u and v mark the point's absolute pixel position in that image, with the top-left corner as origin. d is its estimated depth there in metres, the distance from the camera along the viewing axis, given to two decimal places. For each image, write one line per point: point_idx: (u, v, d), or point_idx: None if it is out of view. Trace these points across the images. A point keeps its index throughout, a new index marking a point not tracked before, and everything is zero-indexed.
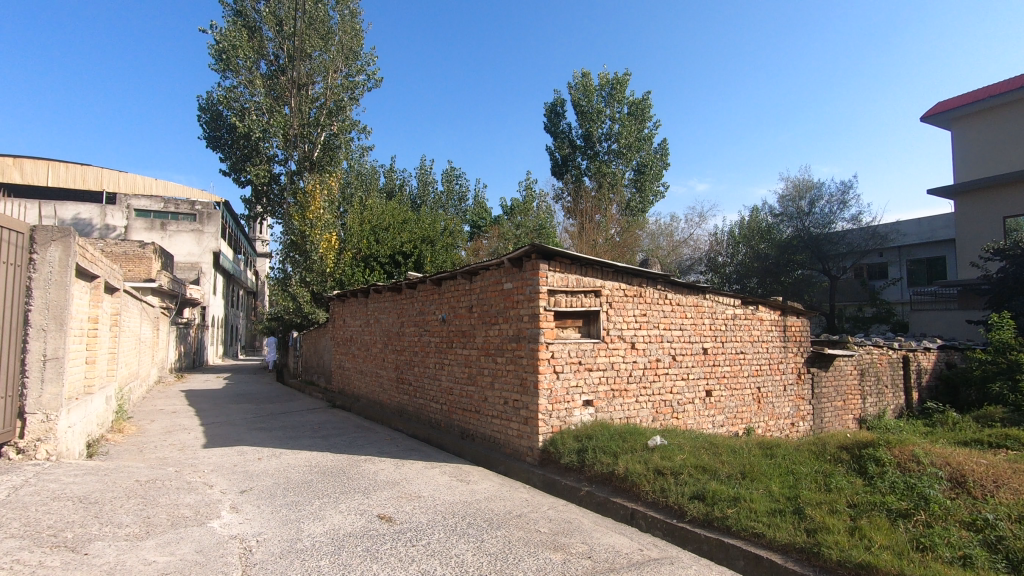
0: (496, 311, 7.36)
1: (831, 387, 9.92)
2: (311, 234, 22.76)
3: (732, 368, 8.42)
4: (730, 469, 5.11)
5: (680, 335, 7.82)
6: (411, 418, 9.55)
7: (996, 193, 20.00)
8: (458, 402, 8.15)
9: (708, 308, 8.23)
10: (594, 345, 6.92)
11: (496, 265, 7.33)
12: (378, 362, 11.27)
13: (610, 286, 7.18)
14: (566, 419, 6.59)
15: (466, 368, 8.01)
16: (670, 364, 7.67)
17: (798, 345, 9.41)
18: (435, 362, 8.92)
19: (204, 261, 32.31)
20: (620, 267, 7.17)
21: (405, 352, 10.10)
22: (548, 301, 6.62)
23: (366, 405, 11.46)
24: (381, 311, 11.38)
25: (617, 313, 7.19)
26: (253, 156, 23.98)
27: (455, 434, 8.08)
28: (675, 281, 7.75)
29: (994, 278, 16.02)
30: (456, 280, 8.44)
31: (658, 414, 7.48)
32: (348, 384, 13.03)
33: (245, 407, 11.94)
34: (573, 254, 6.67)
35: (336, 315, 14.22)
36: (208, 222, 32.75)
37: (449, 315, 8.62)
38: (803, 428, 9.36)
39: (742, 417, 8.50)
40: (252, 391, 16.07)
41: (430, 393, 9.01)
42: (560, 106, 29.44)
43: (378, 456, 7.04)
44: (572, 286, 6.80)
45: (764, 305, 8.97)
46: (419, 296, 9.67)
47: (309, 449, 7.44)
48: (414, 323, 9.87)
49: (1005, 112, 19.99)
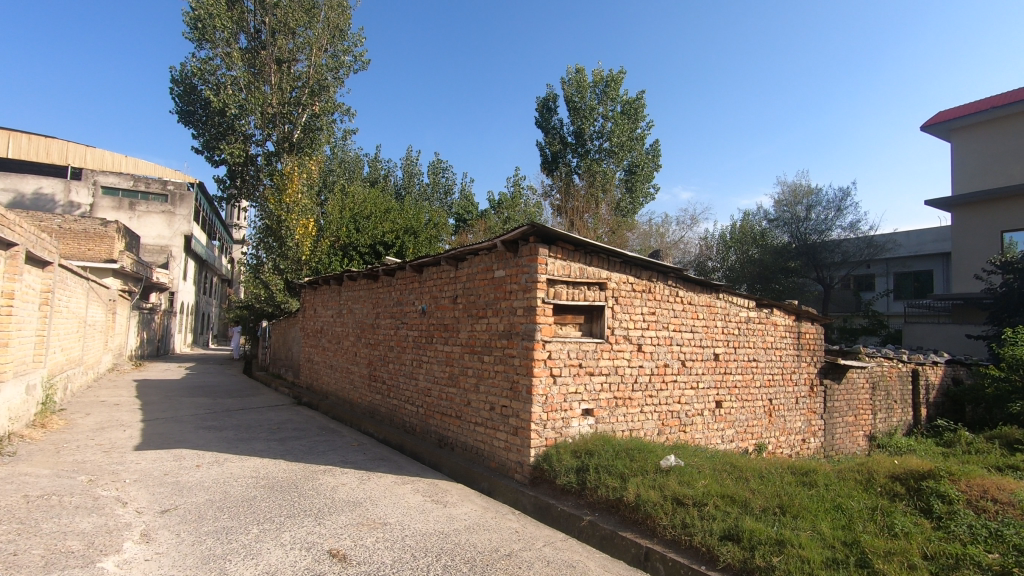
0: (484, 303, 6.38)
1: (844, 401, 9.14)
2: (287, 219, 21.50)
3: (744, 377, 7.57)
4: (766, 501, 4.21)
5: (690, 338, 6.94)
6: (383, 420, 8.53)
7: (995, 207, 19.61)
8: (436, 405, 7.17)
9: (721, 310, 7.35)
10: (597, 346, 5.99)
11: (486, 250, 6.36)
12: (350, 357, 10.22)
13: (617, 279, 6.25)
14: (563, 430, 5.66)
15: (446, 367, 7.04)
16: (679, 371, 6.77)
17: (812, 355, 8.60)
18: (413, 360, 7.91)
19: (175, 244, 30.87)
20: (629, 259, 6.26)
21: (379, 347, 9.08)
22: (546, 292, 5.67)
23: (335, 403, 10.40)
24: (355, 301, 10.31)
25: (623, 309, 6.27)
26: (228, 135, 22.62)
27: (432, 443, 7.09)
28: (688, 277, 6.87)
29: (998, 292, 15.53)
30: (439, 267, 7.46)
31: (665, 427, 6.58)
32: (316, 380, 11.94)
33: (198, 401, 10.77)
34: (577, 238, 5.73)
35: (308, 304, 13.10)
36: (180, 203, 31.20)
37: (430, 307, 7.63)
38: (814, 446, 8.55)
39: (752, 432, 7.63)
40: (213, 383, 14.85)
41: (406, 393, 7.99)
42: (553, 102, 28.56)
43: (340, 467, 6.01)
44: (574, 277, 5.85)
45: (779, 308, 8.14)
46: (398, 285, 8.66)
47: (260, 456, 6.38)
48: (390, 314, 8.86)
49: (1007, 124, 19.57)
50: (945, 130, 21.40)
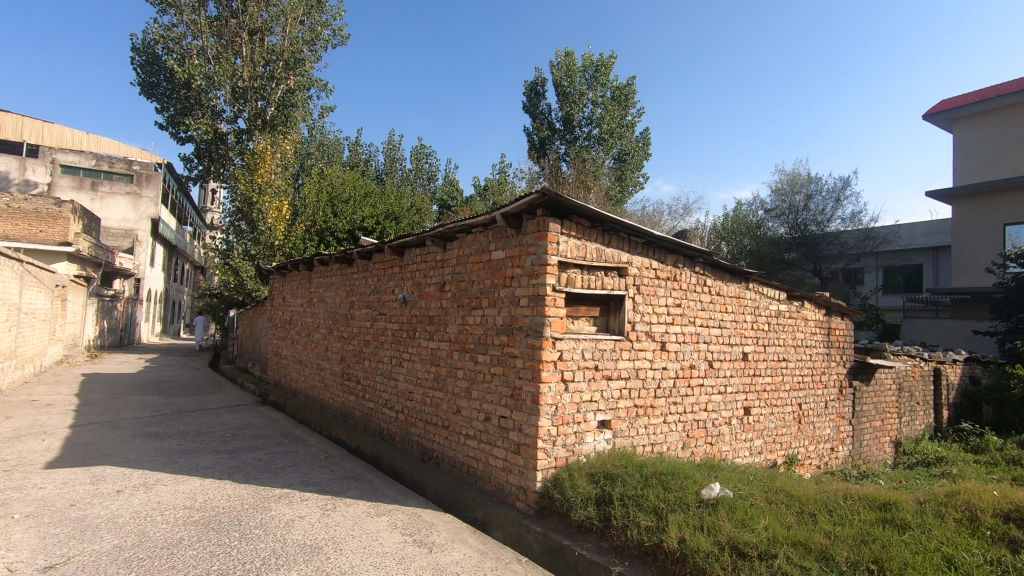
0: (479, 291, 5.28)
1: (872, 404, 8.27)
2: (259, 201, 20.03)
3: (774, 379, 6.60)
4: (857, 554, 3.19)
5: (718, 335, 5.94)
6: (357, 426, 7.41)
7: (997, 198, 18.99)
8: (419, 412, 6.08)
9: (751, 303, 6.35)
10: (616, 344, 4.94)
11: (482, 227, 5.25)
12: (321, 352, 9.06)
13: (639, 264, 5.19)
14: (575, 447, 4.62)
15: (431, 367, 5.95)
16: (706, 373, 5.77)
17: (842, 353, 7.69)
18: (392, 357, 6.80)
19: (141, 228, 29.09)
20: (653, 241, 5.21)
21: (353, 341, 7.94)
22: (557, 278, 4.58)
23: (304, 404, 9.22)
24: (327, 288, 9.13)
25: (646, 300, 5.22)
26: (195, 110, 21.02)
27: (415, 456, 6.02)
28: (716, 263, 5.85)
29: (1009, 286, 14.88)
30: (424, 248, 6.34)
31: (690, 439, 5.58)
32: (285, 376, 10.75)
33: (148, 400, 9.49)
34: (596, 212, 4.64)
35: (276, 291, 11.87)
36: (146, 184, 29.34)
37: (412, 295, 6.51)
38: (843, 455, 7.65)
39: (782, 442, 6.66)
40: (172, 378, 13.50)
41: (383, 396, 6.88)
42: (541, 86, 27.40)
43: (300, 492, 4.88)
44: (590, 260, 4.78)
45: (810, 301, 7.19)
46: (375, 271, 7.51)
47: (204, 475, 5.22)
48: (365, 304, 7.71)
49: (1012, 113, 18.92)
50: (947, 119, 20.70)
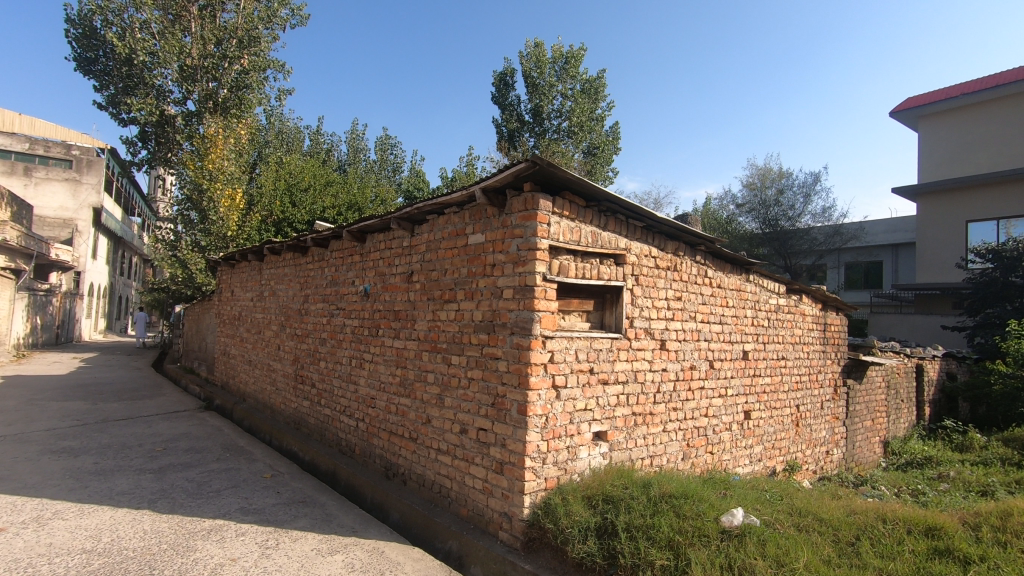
0: (452, 282, 4.53)
1: (864, 403, 7.88)
2: (209, 187, 18.62)
3: (773, 380, 6.08)
4: None
5: (719, 332, 5.35)
6: (311, 436, 6.55)
7: (961, 196, 19.24)
8: (382, 421, 5.30)
9: (752, 296, 5.79)
10: (612, 344, 4.27)
11: (457, 207, 4.51)
12: (272, 351, 8.14)
13: (638, 251, 4.53)
14: (567, 465, 3.94)
15: (396, 369, 5.17)
16: (707, 375, 5.17)
17: (836, 351, 7.25)
18: (351, 358, 5.98)
19: (81, 218, 27.01)
20: (654, 226, 4.57)
21: (308, 339, 7.07)
22: (548, 266, 3.87)
23: (253, 409, 8.27)
24: (279, 281, 8.20)
25: (645, 292, 4.58)
26: (138, 89, 19.41)
27: (378, 471, 5.25)
28: (719, 251, 5.26)
29: (977, 279, 14.83)
30: (388, 233, 5.55)
31: (690, 449, 4.97)
32: (233, 378, 9.74)
33: (70, 407, 8.34)
34: (593, 188, 3.96)
35: (223, 285, 10.81)
36: (87, 170, 27.24)
37: (375, 287, 5.70)
38: (837, 458, 7.21)
39: (781, 448, 6.13)
40: (106, 380, 12.22)
41: (341, 402, 6.06)
42: (510, 77, 26.61)
43: (236, 523, 4.03)
44: (585, 245, 4.09)
45: (807, 295, 6.71)
46: (333, 260, 6.65)
47: (119, 504, 4.30)
48: (321, 297, 6.85)
49: (977, 112, 19.21)
50: (913, 117, 20.89)
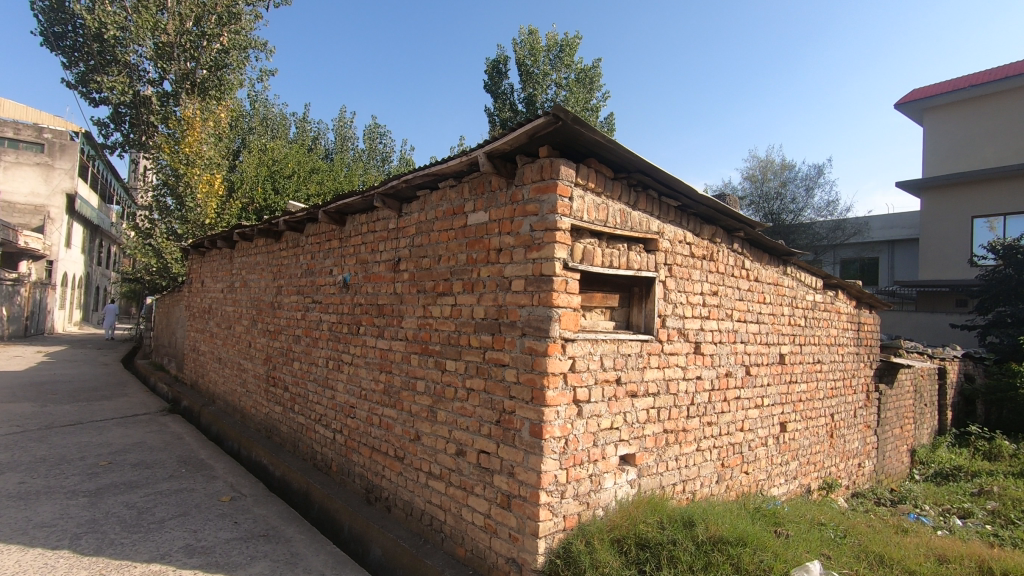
0: (448, 270, 3.74)
1: (894, 409, 7.22)
2: (186, 172, 17.54)
3: (809, 387, 5.37)
4: None
5: (756, 333, 4.61)
6: (283, 447, 5.74)
7: (967, 191, 18.61)
8: (363, 434, 4.52)
9: (789, 292, 5.06)
10: (642, 349, 3.52)
11: (456, 179, 3.70)
12: (243, 349, 7.31)
13: (671, 237, 3.77)
14: (590, 498, 3.18)
15: (380, 375, 4.38)
16: (743, 383, 4.44)
17: (869, 353, 6.57)
18: (329, 359, 5.17)
19: (54, 204, 25.71)
20: (690, 205, 3.81)
21: (281, 336, 6.25)
22: (570, 251, 3.09)
23: (221, 413, 7.43)
24: (250, 270, 7.34)
25: (679, 285, 3.82)
26: (111, 68, 18.27)
27: (358, 494, 4.47)
28: (759, 240, 4.52)
29: (986, 276, 14.25)
30: (372, 213, 4.74)
31: (725, 469, 4.24)
32: (202, 377, 8.86)
33: (16, 410, 7.43)
34: (625, 155, 3.19)
35: (194, 275, 9.90)
36: (60, 155, 25.93)
37: (356, 278, 4.90)
38: (869, 471, 6.55)
39: (816, 463, 5.44)
40: (67, 377, 11.26)
41: (316, 409, 5.27)
42: (503, 65, 25.68)
43: (176, 570, 3.24)
44: (612, 227, 3.33)
45: (842, 291, 6.01)
46: (308, 246, 5.83)
47: (31, 542, 3.47)
48: (296, 289, 6.01)
49: (983, 105, 18.67)
50: (918, 109, 20.28)
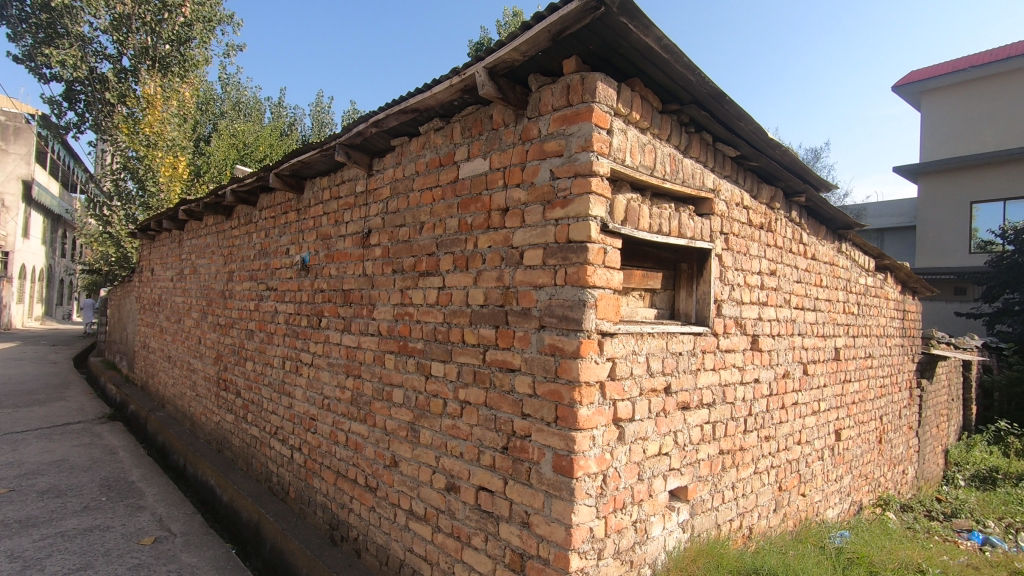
0: (434, 242, 2.80)
1: (932, 407, 6.47)
2: (147, 154, 16.02)
3: (861, 386, 4.54)
4: None
5: (813, 323, 3.75)
6: (234, 466, 4.73)
7: (966, 176, 16.92)
8: (326, 453, 3.56)
9: (844, 274, 4.22)
10: (695, 347, 2.62)
11: (443, 117, 2.75)
12: (193, 346, 6.28)
13: (727, 197, 2.88)
14: (635, 555, 2.28)
15: (347, 381, 3.42)
16: (801, 386, 3.59)
17: (913, 346, 5.78)
18: (285, 359, 4.19)
19: (8, 192, 23.99)
20: (752, 155, 2.92)
21: (231, 331, 5.23)
22: (609, 207, 2.18)
23: (169, 420, 6.38)
24: (200, 254, 6.31)
25: (736, 261, 2.93)
26: (61, 40, 16.77)
27: (319, 531, 3.52)
28: (819, 208, 3.67)
29: (995, 261, 13.52)
30: (336, 175, 3.76)
31: (783, 493, 3.38)
32: (152, 377, 7.78)
33: None
34: (682, 76, 2.26)
35: (144, 263, 8.78)
36: (14, 139, 24.17)
37: (317, 258, 3.92)
38: (912, 477, 5.79)
39: (868, 475, 4.64)
40: (5, 379, 10.01)
41: (271, 421, 4.29)
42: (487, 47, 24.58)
43: None
44: (659, 177, 2.41)
45: (891, 275, 5.19)
46: (262, 222, 4.83)
47: None
48: (248, 276, 5.00)
49: (983, 87, 17.18)
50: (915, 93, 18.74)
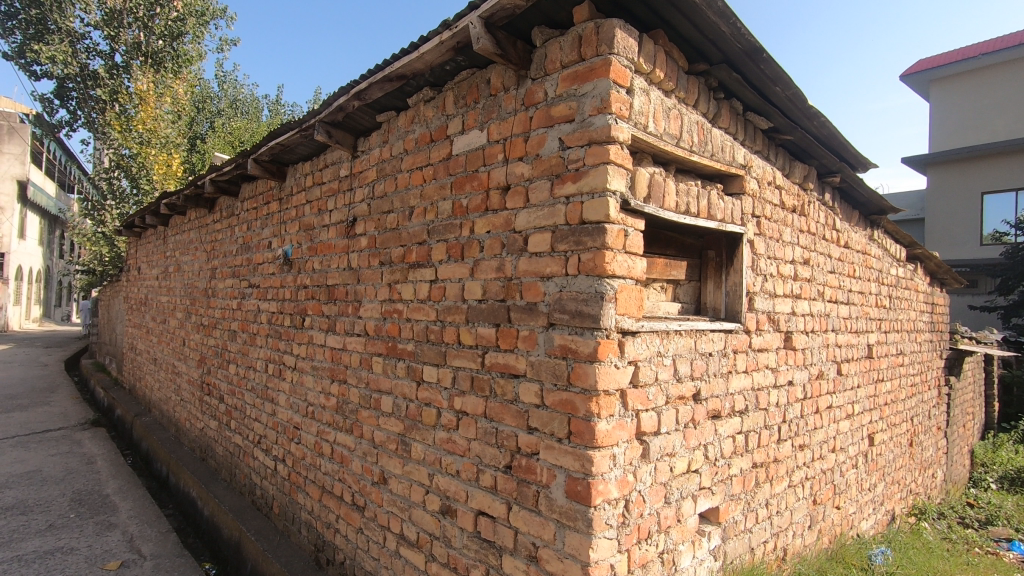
0: (425, 227, 2.45)
1: (960, 406, 6.12)
2: (140, 151, 15.65)
3: (893, 386, 4.19)
4: None
5: (847, 318, 3.40)
6: (216, 477, 4.39)
7: (975, 166, 16.43)
8: (310, 465, 3.22)
9: (877, 265, 3.86)
10: (726, 348, 2.28)
11: (434, 85, 2.40)
12: (177, 348, 5.94)
13: (758, 175, 2.53)
14: None
15: (332, 386, 3.07)
16: (836, 387, 3.24)
17: (941, 342, 5.42)
18: (268, 362, 3.85)
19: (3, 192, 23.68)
20: (785, 127, 2.57)
21: (214, 331, 4.89)
22: (630, 181, 1.83)
23: (154, 426, 6.04)
24: (183, 250, 5.97)
25: (769, 247, 2.59)
26: (52, 36, 16.42)
27: (304, 552, 3.19)
28: (854, 190, 3.32)
29: (1007, 253, 13.20)
30: (320, 159, 3.42)
31: (818, 507, 3.03)
32: (139, 380, 7.45)
33: None
34: (714, 26, 1.90)
35: (131, 262, 8.43)
36: (7, 138, 23.84)
37: (300, 251, 3.58)
38: (941, 481, 5.44)
39: (900, 482, 4.29)
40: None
41: (254, 428, 3.95)
42: None
43: None
44: (686, 148, 2.06)
45: (920, 265, 4.83)
46: (244, 214, 4.49)
47: None
48: (231, 271, 4.66)
49: (994, 74, 16.73)
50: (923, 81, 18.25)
